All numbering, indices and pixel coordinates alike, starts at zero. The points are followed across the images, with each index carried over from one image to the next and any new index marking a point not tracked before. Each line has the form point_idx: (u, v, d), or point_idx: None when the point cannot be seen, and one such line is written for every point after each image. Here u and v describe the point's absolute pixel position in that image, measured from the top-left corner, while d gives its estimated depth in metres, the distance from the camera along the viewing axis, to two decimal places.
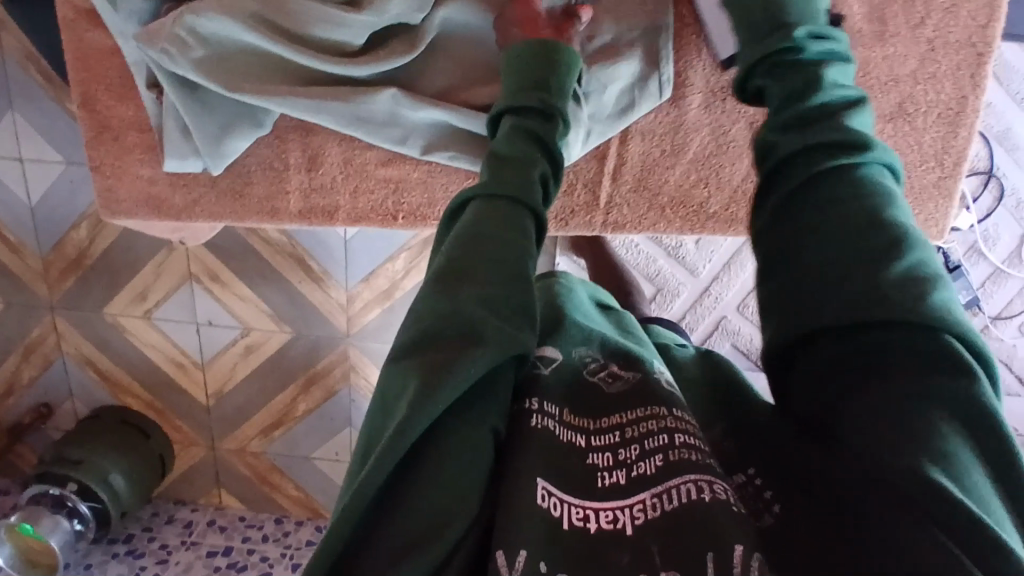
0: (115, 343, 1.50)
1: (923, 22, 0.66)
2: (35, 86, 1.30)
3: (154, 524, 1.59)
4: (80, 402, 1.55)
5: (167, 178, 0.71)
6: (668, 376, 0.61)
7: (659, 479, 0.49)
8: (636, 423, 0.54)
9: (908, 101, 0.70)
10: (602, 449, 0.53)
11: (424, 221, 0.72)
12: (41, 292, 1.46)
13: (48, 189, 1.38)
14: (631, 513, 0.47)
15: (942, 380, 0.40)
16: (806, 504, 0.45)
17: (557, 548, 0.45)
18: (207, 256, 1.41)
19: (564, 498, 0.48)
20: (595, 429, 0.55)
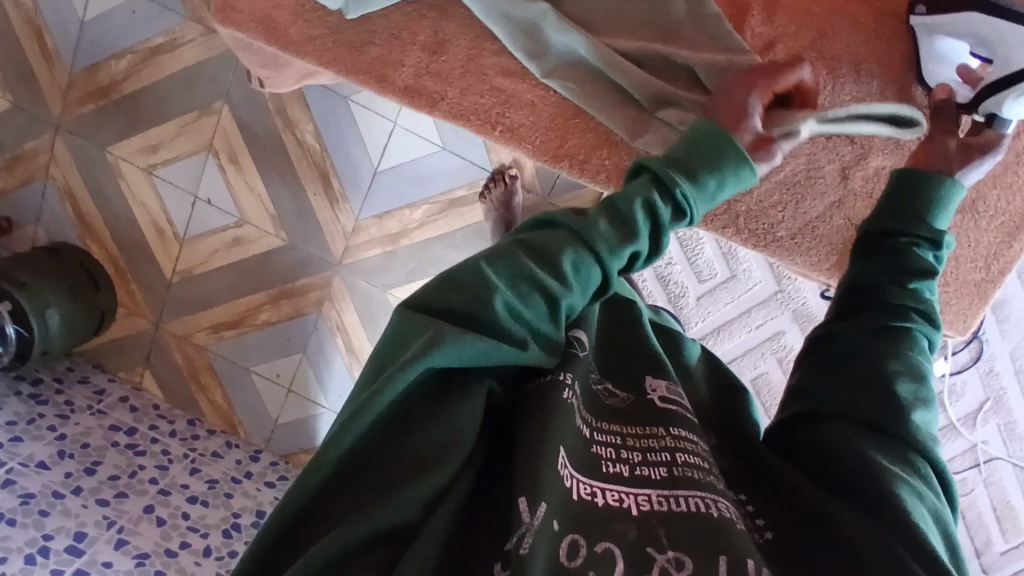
0: (105, 186, 1.45)
1: (1015, 135, 0.73)
2: None
3: (67, 379, 1.50)
4: (43, 231, 1.47)
5: (294, 6, 0.77)
6: (661, 392, 0.62)
7: (665, 483, 0.50)
8: (638, 437, 0.56)
9: (980, 200, 0.76)
10: (605, 443, 0.54)
11: (518, 141, 0.81)
12: (53, 109, 1.41)
13: (107, 12, 1.35)
14: (637, 499, 0.49)
15: (927, 484, 0.52)
16: (784, 520, 0.54)
17: (570, 515, 0.47)
18: (236, 136, 1.39)
19: (573, 474, 0.50)
20: (600, 427, 0.56)
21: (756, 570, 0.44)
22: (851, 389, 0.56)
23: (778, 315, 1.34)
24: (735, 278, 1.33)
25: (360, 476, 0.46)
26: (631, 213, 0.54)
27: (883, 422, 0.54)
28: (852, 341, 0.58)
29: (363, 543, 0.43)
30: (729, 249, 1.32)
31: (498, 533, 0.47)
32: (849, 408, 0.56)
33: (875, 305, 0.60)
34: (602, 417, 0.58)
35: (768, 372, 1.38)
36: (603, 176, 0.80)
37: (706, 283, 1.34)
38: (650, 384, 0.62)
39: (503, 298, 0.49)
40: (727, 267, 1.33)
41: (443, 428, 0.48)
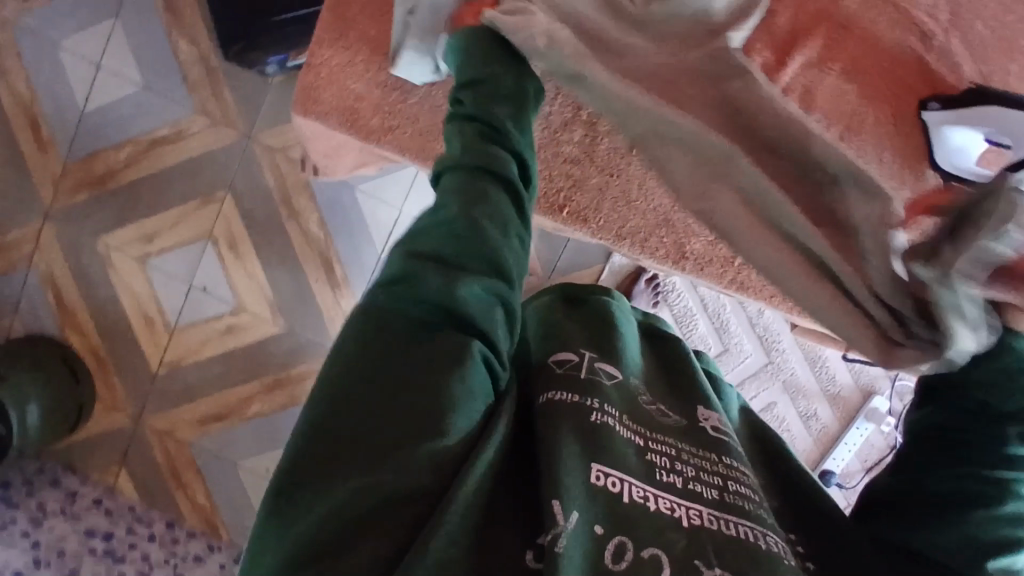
0: (92, 276, 1.40)
1: None
2: (154, 8, 1.34)
3: (36, 482, 1.38)
4: (20, 322, 1.40)
5: (375, 100, 0.85)
6: (714, 423, 0.61)
7: (718, 505, 0.50)
8: (691, 453, 0.55)
9: None
10: (658, 453, 0.53)
11: (581, 221, 0.92)
12: (43, 196, 1.38)
13: (110, 102, 1.36)
14: (688, 511, 0.48)
15: None
16: None
17: (616, 515, 0.46)
18: (237, 224, 1.39)
19: (624, 478, 0.49)
20: (650, 436, 0.55)
21: None
22: (925, 506, 0.58)
23: (768, 385, 1.41)
24: (728, 351, 1.41)
25: (335, 437, 0.47)
26: (494, 116, 0.62)
27: (928, 543, 0.56)
28: (938, 469, 0.58)
29: (365, 506, 0.45)
30: (721, 324, 1.40)
31: (507, 531, 0.48)
32: (902, 528, 0.58)
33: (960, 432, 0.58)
34: (650, 427, 0.57)
35: None
36: (659, 251, 0.92)
37: None
38: (702, 413, 0.62)
39: (419, 242, 0.54)
40: (720, 341, 1.41)
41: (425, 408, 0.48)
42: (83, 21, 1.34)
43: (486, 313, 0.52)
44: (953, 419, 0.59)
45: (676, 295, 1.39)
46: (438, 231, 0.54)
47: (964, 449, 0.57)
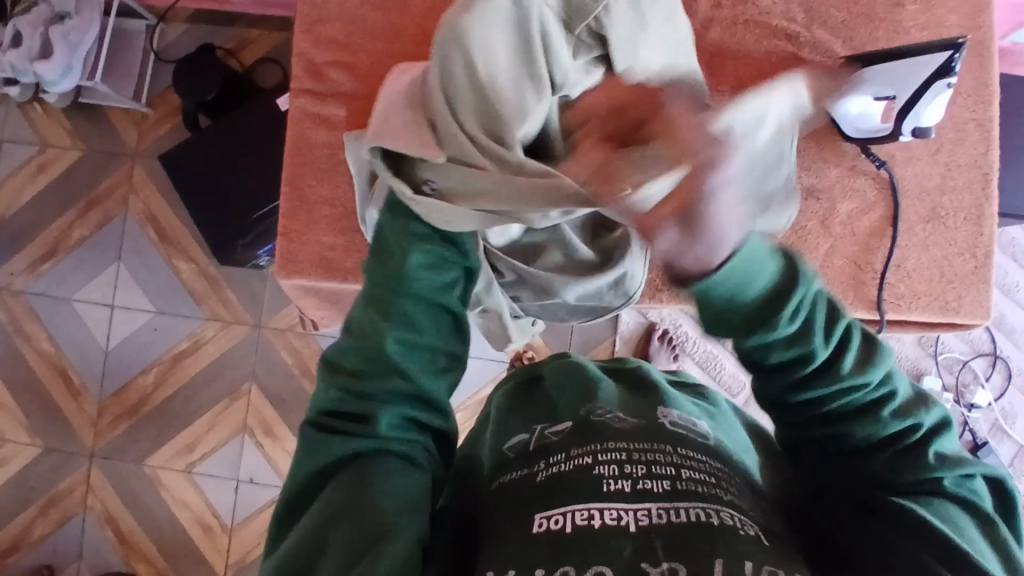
0: (145, 499, 1.45)
1: (938, 150, 0.91)
2: (148, 242, 1.48)
3: None
4: (86, 566, 1.43)
5: (345, 245, 0.94)
6: (671, 417, 0.67)
7: (663, 497, 0.54)
8: (641, 451, 0.59)
9: (939, 208, 0.91)
10: (607, 463, 0.58)
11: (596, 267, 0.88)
12: (86, 439, 1.46)
13: (129, 334, 1.47)
14: (636, 515, 0.52)
15: (948, 500, 0.56)
16: (827, 555, 0.56)
17: (560, 552, 0.51)
18: (266, 408, 1.45)
19: (567, 511, 0.54)
20: (601, 450, 0.60)
21: (751, 571, 0.48)
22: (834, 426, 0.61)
23: None
24: None
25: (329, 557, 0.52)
26: (414, 271, 0.67)
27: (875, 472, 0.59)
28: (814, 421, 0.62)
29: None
30: None
31: None
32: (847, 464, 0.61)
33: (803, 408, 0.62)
34: (600, 441, 0.62)
35: None
36: None
37: (740, 395, 1.40)
38: (661, 413, 0.68)
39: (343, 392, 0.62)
40: None
41: (397, 498, 0.56)
42: (90, 273, 1.48)
43: (409, 435, 0.62)
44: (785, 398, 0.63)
45: (692, 342, 1.42)
46: (358, 367, 0.64)
47: (817, 408, 0.61)
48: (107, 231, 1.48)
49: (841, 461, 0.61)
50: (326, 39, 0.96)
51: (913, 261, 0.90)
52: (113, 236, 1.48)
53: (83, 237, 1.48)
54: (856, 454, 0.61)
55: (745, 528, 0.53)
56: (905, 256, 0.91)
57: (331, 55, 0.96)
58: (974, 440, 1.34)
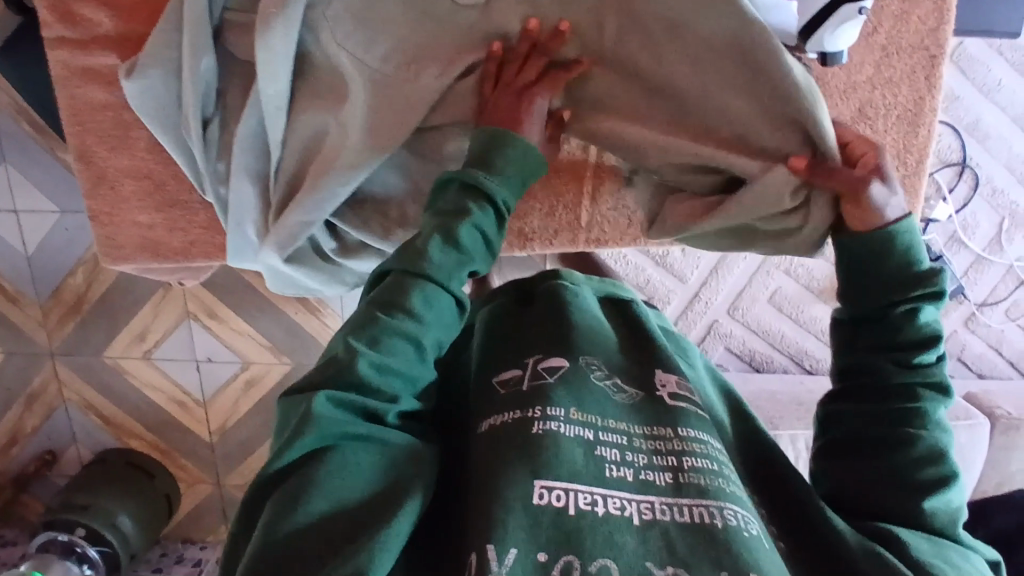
0: (116, 386, 1.51)
1: (874, 30, 0.73)
2: (28, 137, 1.32)
3: (164, 565, 1.57)
4: (84, 447, 1.55)
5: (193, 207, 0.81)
6: (670, 390, 0.69)
7: (668, 491, 0.58)
8: (647, 439, 0.63)
9: (868, 105, 0.75)
10: (609, 445, 0.61)
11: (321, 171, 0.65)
12: (41, 340, 1.47)
13: (44, 237, 1.39)
14: (639, 508, 0.56)
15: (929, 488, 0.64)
16: (805, 541, 0.64)
17: (558, 537, 0.53)
18: (204, 293, 1.43)
19: (568, 489, 0.56)
20: (604, 429, 0.63)
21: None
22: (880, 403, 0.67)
23: None
24: None
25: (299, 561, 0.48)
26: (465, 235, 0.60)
27: (889, 456, 0.65)
28: (871, 412, 0.67)
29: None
30: None
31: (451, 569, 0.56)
32: (858, 432, 0.68)
33: (874, 326, 0.68)
34: (607, 416, 0.64)
35: (781, 286, 1.39)
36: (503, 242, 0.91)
37: None
38: (659, 380, 0.70)
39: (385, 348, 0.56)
40: None
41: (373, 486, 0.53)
42: None
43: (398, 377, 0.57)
44: (865, 317, 0.69)
45: None
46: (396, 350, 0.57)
47: (897, 340, 0.66)
48: None
49: (853, 459, 0.68)
50: None
51: None
52: None
53: None
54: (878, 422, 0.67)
55: (745, 522, 0.56)
56: None
57: None
58: (927, 255, 1.34)
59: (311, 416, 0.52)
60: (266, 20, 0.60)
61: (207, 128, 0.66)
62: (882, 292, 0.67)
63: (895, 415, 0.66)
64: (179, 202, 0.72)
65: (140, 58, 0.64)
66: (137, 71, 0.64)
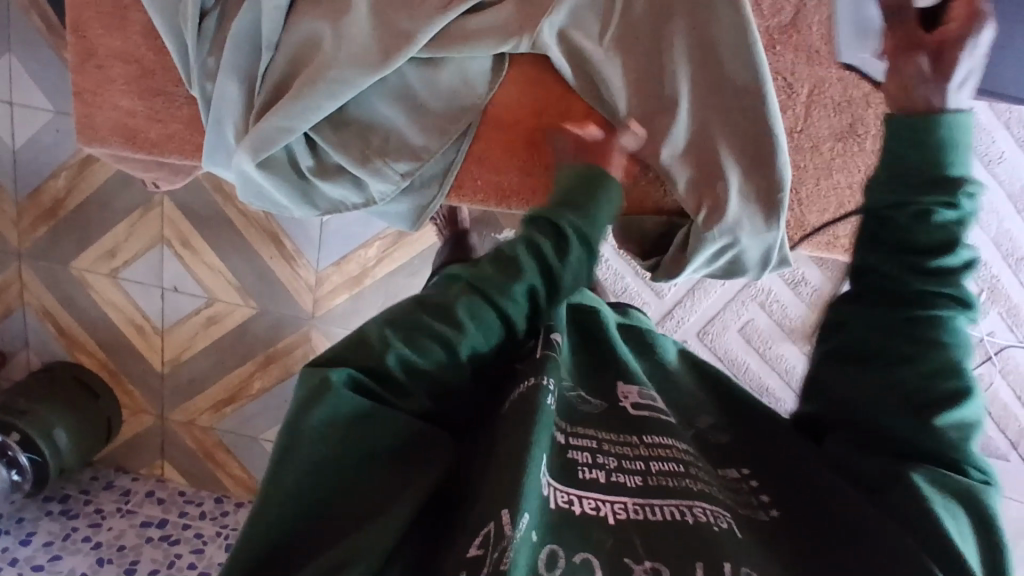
0: (76, 299, 1.48)
1: None
2: (36, 33, 1.32)
3: (91, 488, 1.55)
4: (34, 355, 1.53)
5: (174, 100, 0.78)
6: (634, 399, 0.60)
7: (640, 492, 0.48)
8: (615, 443, 0.53)
9: (859, 123, 0.73)
10: (579, 448, 0.51)
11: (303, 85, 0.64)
12: (11, 239, 1.45)
13: (33, 136, 1.38)
14: (613, 507, 0.46)
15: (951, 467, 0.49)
16: (798, 501, 0.51)
17: (553, 527, 0.43)
18: (182, 221, 1.41)
19: (550, 483, 0.46)
20: (573, 432, 0.53)
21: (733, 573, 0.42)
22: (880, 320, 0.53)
23: None
24: None
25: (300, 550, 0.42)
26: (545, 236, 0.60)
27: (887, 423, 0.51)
28: (882, 320, 0.52)
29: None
30: None
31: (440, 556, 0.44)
32: (861, 395, 0.53)
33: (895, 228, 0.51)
34: (575, 420, 0.55)
35: (752, 318, 1.40)
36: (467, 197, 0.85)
37: None
38: (621, 392, 0.60)
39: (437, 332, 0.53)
40: None
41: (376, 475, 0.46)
42: None
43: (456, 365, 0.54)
44: (893, 209, 0.51)
45: None
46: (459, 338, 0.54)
47: (914, 243, 0.50)
48: None
49: (866, 407, 0.52)
50: None
51: (808, 187, 0.75)
52: None
53: None
54: (880, 380, 0.52)
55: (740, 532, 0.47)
56: (801, 180, 0.75)
57: None
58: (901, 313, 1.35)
59: (329, 387, 0.46)
60: None
61: (203, 20, 0.65)
62: (913, 185, 0.49)
63: (909, 327, 0.51)
64: (163, 93, 0.71)
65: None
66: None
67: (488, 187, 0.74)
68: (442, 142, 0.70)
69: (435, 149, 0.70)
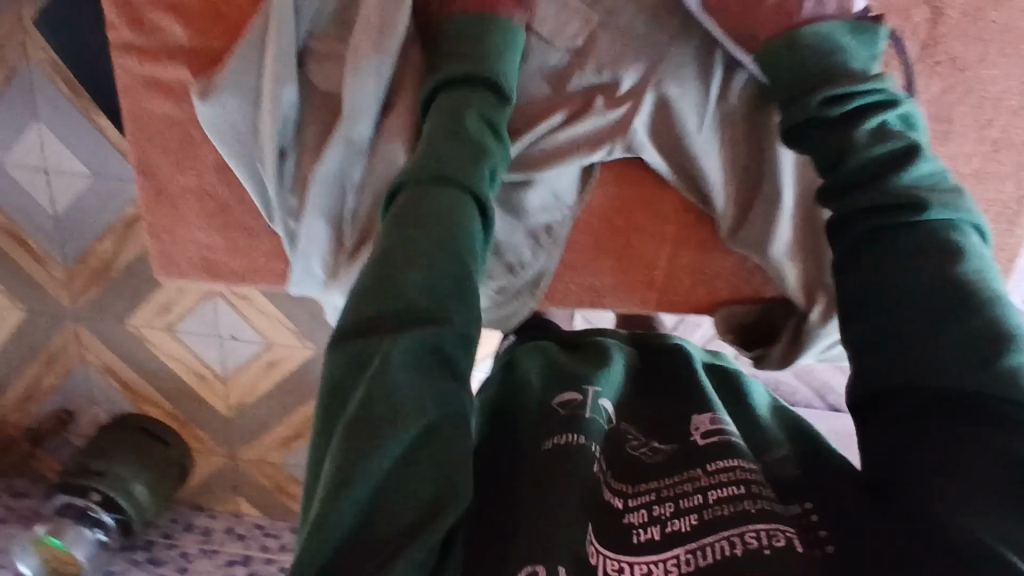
0: (135, 353, 1.49)
1: (991, 122, 0.68)
2: (64, 97, 1.28)
3: (172, 532, 1.58)
4: (100, 409, 1.55)
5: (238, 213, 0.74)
6: (707, 428, 0.51)
7: (692, 535, 0.43)
8: (675, 484, 0.48)
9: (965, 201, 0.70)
10: (638, 508, 0.47)
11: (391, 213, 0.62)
12: (64, 301, 1.45)
13: (74, 200, 1.36)
14: (665, 567, 0.42)
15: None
16: (863, 533, 0.42)
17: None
18: None
19: (601, 551, 0.43)
20: (633, 492, 0.48)
21: None
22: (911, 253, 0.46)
23: None
24: None
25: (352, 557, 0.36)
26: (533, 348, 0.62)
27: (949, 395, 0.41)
28: (886, 306, 0.45)
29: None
30: None
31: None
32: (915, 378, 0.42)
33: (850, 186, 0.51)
34: (642, 474, 0.49)
35: None
36: None
37: None
38: (693, 423, 0.52)
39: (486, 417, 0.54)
40: None
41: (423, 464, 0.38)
42: (11, 133, 1.31)
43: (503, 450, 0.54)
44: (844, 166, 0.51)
45: None
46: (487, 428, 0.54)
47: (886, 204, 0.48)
48: (13, 83, 1.27)
49: (893, 363, 0.43)
50: None
51: None
52: (22, 90, 1.27)
53: None
54: (928, 318, 0.43)
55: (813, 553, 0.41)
56: None
57: None
58: None
59: (372, 362, 0.40)
60: (356, 59, 0.57)
61: (282, 159, 0.63)
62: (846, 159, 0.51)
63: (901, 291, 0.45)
64: (242, 227, 0.69)
65: (219, 78, 0.60)
66: (215, 93, 0.60)
67: (581, 287, 0.71)
68: (536, 254, 0.68)
69: (529, 260, 0.68)
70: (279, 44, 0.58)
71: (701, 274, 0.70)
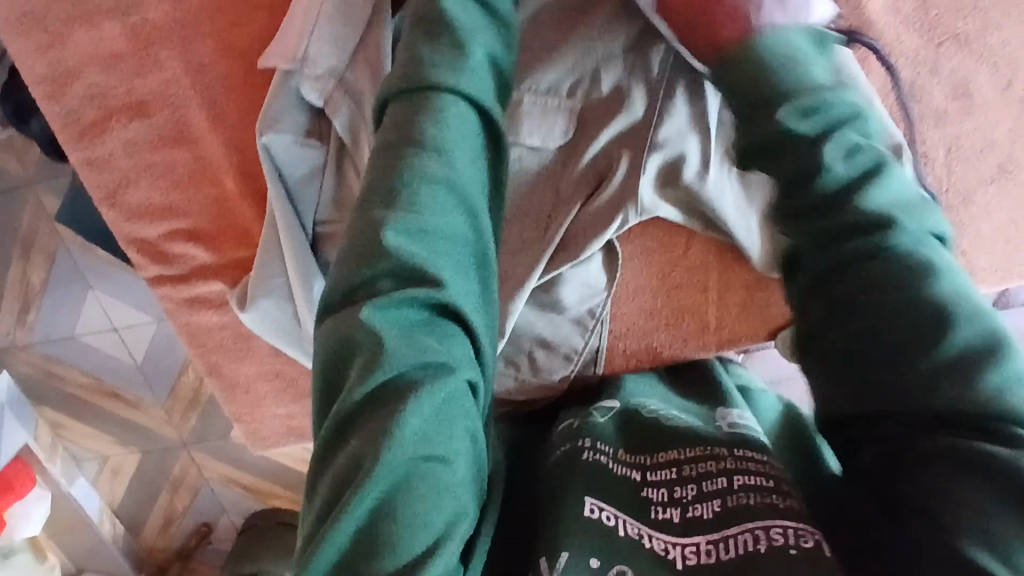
0: (248, 459, 1.59)
1: (1011, 83, 0.66)
2: (107, 263, 1.34)
3: None
4: (234, 514, 1.66)
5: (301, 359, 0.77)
6: (731, 420, 0.58)
7: (715, 523, 0.48)
8: (694, 460, 0.54)
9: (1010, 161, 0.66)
10: (656, 484, 0.53)
11: None
12: (170, 434, 1.55)
13: (148, 346, 1.44)
14: (683, 551, 0.47)
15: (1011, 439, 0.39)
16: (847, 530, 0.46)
17: (608, 546, 0.47)
18: None
19: (617, 512, 0.49)
20: (652, 464, 0.55)
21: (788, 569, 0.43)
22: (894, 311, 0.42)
23: None
24: None
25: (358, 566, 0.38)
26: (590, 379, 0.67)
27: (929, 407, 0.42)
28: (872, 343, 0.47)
29: None
30: None
31: None
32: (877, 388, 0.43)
33: (820, 231, 0.46)
34: (654, 448, 0.57)
35: None
36: None
37: None
38: (718, 415, 0.59)
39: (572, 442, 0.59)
40: None
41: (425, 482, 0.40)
42: (73, 306, 1.39)
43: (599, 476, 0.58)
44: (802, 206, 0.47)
45: None
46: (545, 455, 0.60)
47: (850, 238, 0.45)
48: (58, 265, 1.34)
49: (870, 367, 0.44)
50: (143, 206, 0.63)
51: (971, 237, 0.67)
52: (68, 268, 1.35)
53: (41, 279, 1.36)
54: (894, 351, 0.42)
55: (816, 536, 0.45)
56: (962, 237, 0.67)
57: (163, 224, 0.64)
58: None
59: (380, 353, 0.41)
60: None
61: None
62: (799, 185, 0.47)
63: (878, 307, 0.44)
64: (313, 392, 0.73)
65: (251, 289, 0.63)
66: (251, 304, 0.63)
67: (638, 351, 0.71)
68: (586, 338, 0.69)
69: (581, 346, 0.69)
70: (295, 250, 0.59)
71: (753, 304, 0.70)
